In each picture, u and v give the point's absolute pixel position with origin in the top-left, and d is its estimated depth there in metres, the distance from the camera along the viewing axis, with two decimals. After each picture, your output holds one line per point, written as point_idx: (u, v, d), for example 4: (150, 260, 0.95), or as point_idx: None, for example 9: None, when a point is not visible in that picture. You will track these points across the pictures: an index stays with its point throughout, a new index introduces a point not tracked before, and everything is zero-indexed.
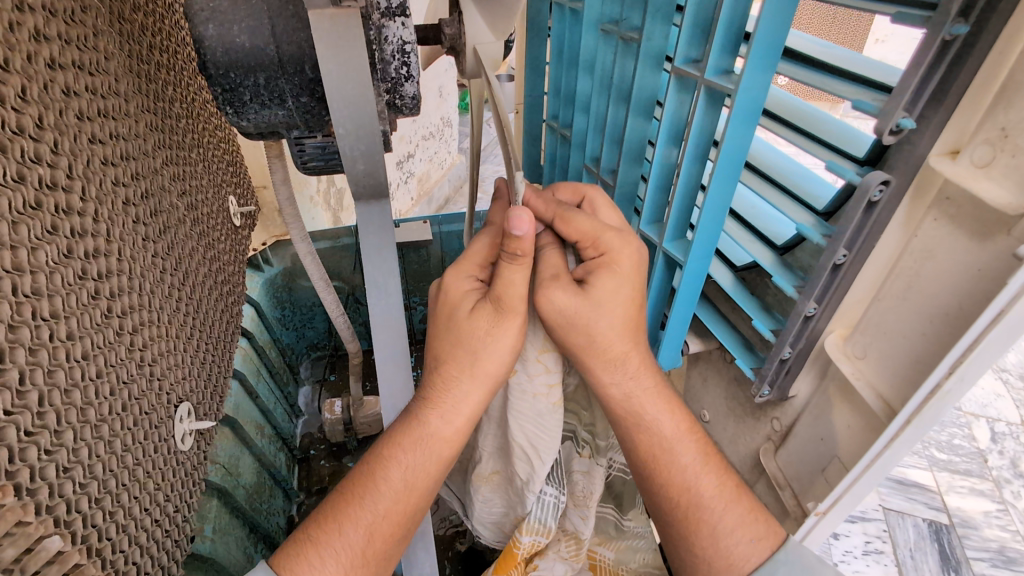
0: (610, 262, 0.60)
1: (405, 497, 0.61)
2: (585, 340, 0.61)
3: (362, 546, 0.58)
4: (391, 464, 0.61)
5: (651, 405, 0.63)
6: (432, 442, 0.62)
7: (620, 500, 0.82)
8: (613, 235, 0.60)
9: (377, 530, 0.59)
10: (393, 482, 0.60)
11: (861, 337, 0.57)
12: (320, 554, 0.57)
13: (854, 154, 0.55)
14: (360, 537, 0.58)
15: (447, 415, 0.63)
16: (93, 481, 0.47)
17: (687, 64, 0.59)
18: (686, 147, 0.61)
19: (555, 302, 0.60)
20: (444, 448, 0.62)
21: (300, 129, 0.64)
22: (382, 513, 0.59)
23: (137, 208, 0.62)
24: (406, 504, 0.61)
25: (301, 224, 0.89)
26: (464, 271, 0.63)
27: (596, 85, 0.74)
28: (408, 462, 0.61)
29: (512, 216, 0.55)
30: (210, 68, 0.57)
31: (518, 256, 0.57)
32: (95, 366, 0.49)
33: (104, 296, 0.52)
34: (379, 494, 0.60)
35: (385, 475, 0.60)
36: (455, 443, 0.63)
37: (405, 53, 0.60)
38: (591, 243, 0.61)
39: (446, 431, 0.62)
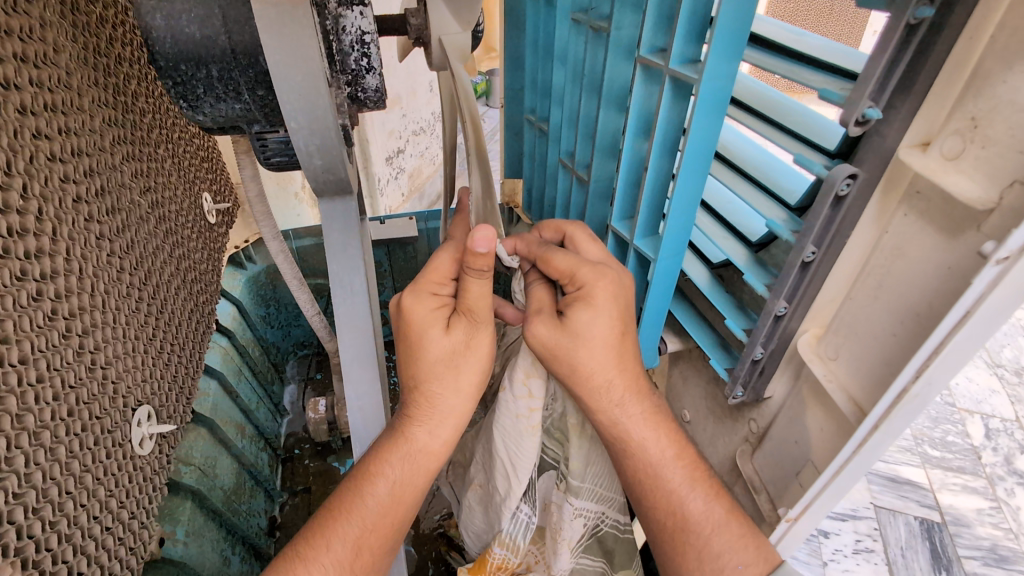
0: (587, 296, 0.58)
1: (391, 511, 0.59)
2: (569, 370, 0.59)
3: (349, 562, 0.57)
4: (379, 478, 0.59)
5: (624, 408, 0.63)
6: (420, 457, 0.60)
7: (612, 556, 0.76)
8: (588, 269, 0.58)
9: (364, 544, 0.58)
10: (378, 496, 0.59)
11: (833, 337, 0.55)
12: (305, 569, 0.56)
13: (824, 147, 0.53)
14: (346, 551, 0.57)
15: (447, 437, 0.62)
16: (31, 490, 0.45)
17: (653, 53, 0.58)
18: (653, 139, 0.59)
19: (537, 335, 0.60)
20: (431, 461, 0.61)
21: (261, 123, 0.62)
22: (369, 527, 0.58)
23: (90, 206, 0.60)
24: (393, 517, 0.59)
25: (272, 222, 0.87)
26: (424, 289, 0.59)
27: (569, 75, 0.72)
28: (395, 476, 0.59)
29: (475, 233, 0.52)
30: (159, 59, 0.55)
31: (480, 271, 0.55)
32: (35, 370, 0.47)
33: (47, 298, 0.50)
34: (366, 508, 0.59)
35: (371, 489, 0.59)
36: (441, 455, 0.62)
37: (364, 44, 0.58)
38: (569, 278, 0.60)
39: (434, 445, 0.61)
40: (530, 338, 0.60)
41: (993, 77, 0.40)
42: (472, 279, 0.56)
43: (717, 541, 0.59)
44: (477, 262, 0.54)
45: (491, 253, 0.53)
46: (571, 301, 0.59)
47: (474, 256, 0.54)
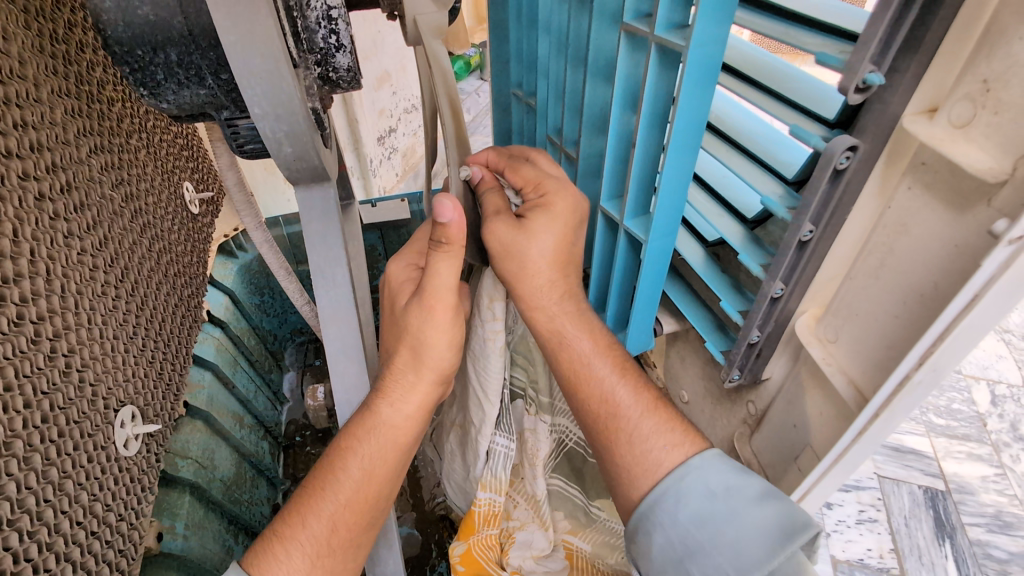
0: (547, 204, 0.64)
1: (365, 485, 0.62)
2: (518, 268, 0.63)
3: (326, 537, 0.59)
4: (351, 455, 0.62)
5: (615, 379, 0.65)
6: (385, 430, 0.63)
7: (583, 480, 0.88)
8: (552, 182, 0.65)
9: (339, 519, 0.60)
10: (351, 470, 0.62)
11: (832, 319, 0.53)
12: (284, 547, 0.58)
13: (823, 116, 0.49)
14: (323, 527, 0.59)
15: (414, 411, 0.65)
16: (4, 501, 0.44)
17: (637, 20, 0.54)
18: (640, 113, 0.56)
19: (496, 234, 0.62)
20: (398, 435, 0.64)
21: (229, 109, 0.59)
22: (343, 503, 0.60)
23: (56, 203, 0.58)
24: (367, 492, 0.62)
25: (254, 211, 0.84)
26: (407, 258, 0.69)
27: (554, 46, 0.68)
28: (363, 451, 0.62)
29: (436, 204, 0.56)
30: (113, 45, 0.51)
31: (446, 245, 0.59)
32: (2, 379, 0.46)
33: (11, 301, 0.48)
34: (340, 485, 0.61)
35: (343, 466, 0.62)
36: (409, 430, 0.65)
37: (331, 20, 0.54)
38: (533, 186, 0.66)
39: (398, 419, 0.64)
40: (489, 236, 0.63)
41: (1008, 34, 0.37)
42: (440, 262, 0.61)
43: None
44: (446, 233, 0.58)
45: (455, 224, 0.58)
46: (532, 206, 0.64)
47: (443, 232, 0.58)
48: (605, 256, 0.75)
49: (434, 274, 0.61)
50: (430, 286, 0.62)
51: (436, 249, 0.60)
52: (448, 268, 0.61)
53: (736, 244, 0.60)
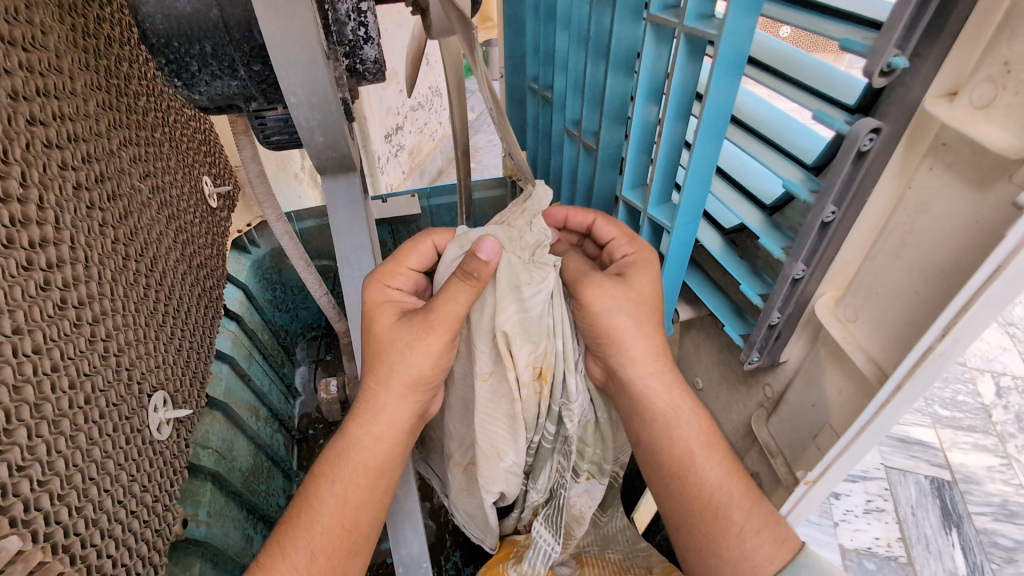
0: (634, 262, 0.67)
1: (340, 510, 0.61)
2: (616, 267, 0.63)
3: (306, 568, 0.59)
4: (324, 482, 0.62)
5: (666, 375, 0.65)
6: (358, 451, 0.62)
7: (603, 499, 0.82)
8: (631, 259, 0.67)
9: (317, 548, 0.60)
10: (325, 501, 0.61)
11: (851, 299, 0.54)
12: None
13: (843, 102, 0.51)
14: (302, 559, 0.59)
15: (385, 431, 0.62)
16: (54, 477, 0.45)
17: (663, 11, 0.55)
18: (667, 103, 0.57)
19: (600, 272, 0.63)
20: (370, 456, 0.62)
21: (258, 100, 0.61)
22: (319, 532, 0.60)
23: (92, 193, 0.59)
24: (342, 517, 0.61)
25: (275, 204, 0.86)
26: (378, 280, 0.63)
27: (574, 40, 0.70)
28: (336, 477, 0.61)
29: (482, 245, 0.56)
30: (151, 37, 0.53)
31: (474, 278, 0.57)
32: (49, 360, 0.47)
33: (55, 287, 0.50)
34: (314, 514, 0.61)
35: (317, 498, 0.61)
36: (382, 450, 0.62)
37: (361, 13, 0.56)
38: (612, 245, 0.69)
39: (369, 441, 0.62)
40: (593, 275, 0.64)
41: None
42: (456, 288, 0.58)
43: (756, 524, 0.61)
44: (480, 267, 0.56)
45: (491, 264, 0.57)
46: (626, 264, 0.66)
47: (473, 265, 0.56)
48: None
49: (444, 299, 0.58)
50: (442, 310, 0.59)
51: (458, 277, 0.58)
52: (460, 292, 0.58)
53: (758, 230, 0.61)
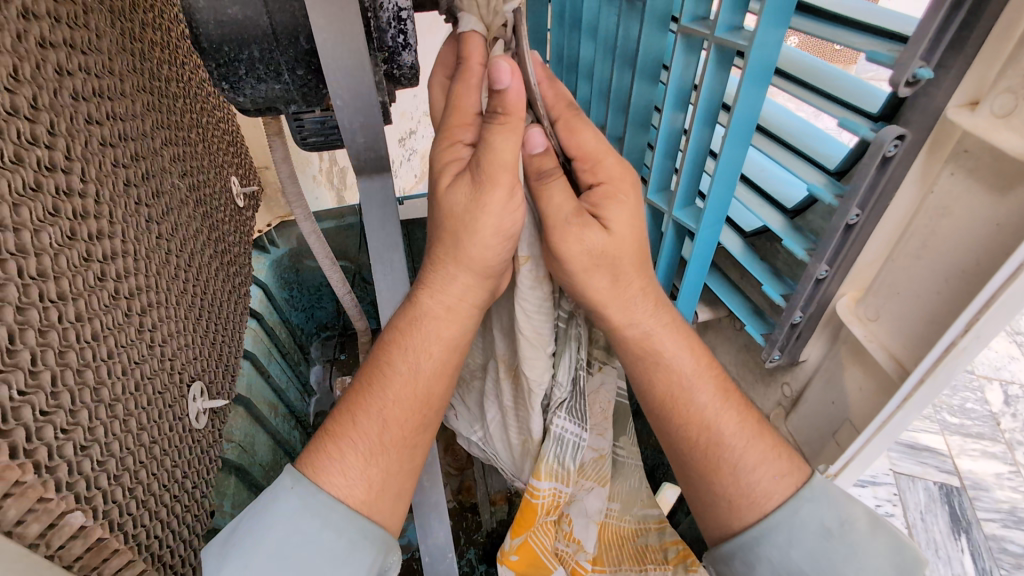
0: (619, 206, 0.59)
1: (411, 380, 0.56)
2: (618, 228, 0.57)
3: (377, 429, 0.54)
4: (395, 349, 0.56)
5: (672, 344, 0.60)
6: (427, 321, 0.56)
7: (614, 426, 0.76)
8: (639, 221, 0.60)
9: (388, 416, 0.54)
10: (397, 368, 0.56)
11: (873, 299, 0.57)
12: (335, 445, 0.53)
13: (866, 110, 0.53)
14: (373, 424, 0.54)
15: (456, 304, 0.57)
16: (110, 458, 0.48)
17: (694, 22, 0.57)
18: (696, 110, 0.59)
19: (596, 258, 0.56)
20: (442, 327, 0.57)
21: (298, 104, 0.63)
22: (392, 400, 0.55)
23: (139, 190, 0.62)
24: (415, 387, 0.56)
25: (304, 203, 0.88)
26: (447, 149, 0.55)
27: (600, 49, 0.72)
28: (407, 343, 0.56)
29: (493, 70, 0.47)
30: (203, 43, 0.55)
31: (503, 118, 0.50)
32: (106, 347, 0.50)
33: (110, 278, 0.52)
34: (387, 385, 0.55)
35: (389, 377, 0.55)
36: (455, 323, 0.57)
37: (401, 20, 0.58)
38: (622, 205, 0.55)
39: (441, 308, 0.56)
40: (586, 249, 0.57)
41: None
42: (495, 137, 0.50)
43: None
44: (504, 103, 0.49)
45: (515, 93, 0.49)
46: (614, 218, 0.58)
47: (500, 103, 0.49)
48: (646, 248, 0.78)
49: (490, 151, 0.50)
50: (488, 164, 0.51)
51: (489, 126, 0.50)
52: (505, 141, 0.50)
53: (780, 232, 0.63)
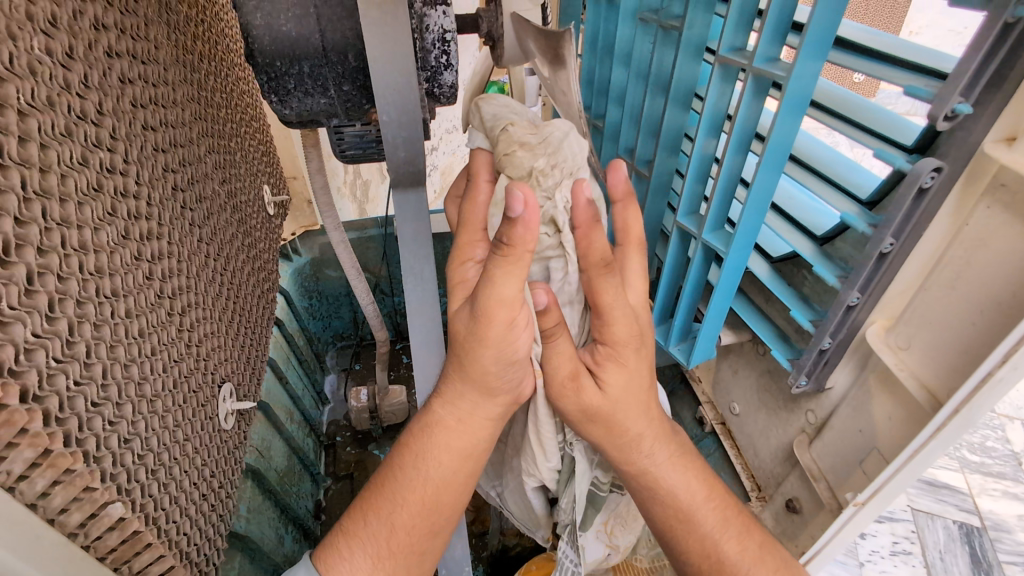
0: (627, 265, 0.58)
1: (425, 487, 0.57)
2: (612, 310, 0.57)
3: (386, 536, 0.57)
4: (409, 459, 0.57)
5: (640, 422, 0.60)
6: (438, 433, 0.57)
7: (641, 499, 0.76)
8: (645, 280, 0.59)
9: (398, 521, 0.57)
10: (410, 476, 0.57)
11: (905, 328, 0.57)
12: (348, 542, 0.57)
13: (901, 142, 0.55)
14: (382, 527, 0.57)
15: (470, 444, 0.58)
16: (151, 452, 0.49)
17: (732, 53, 0.59)
18: (730, 137, 0.60)
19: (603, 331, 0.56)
20: (455, 439, 0.57)
21: (340, 118, 0.66)
22: (400, 505, 0.57)
23: (184, 194, 0.64)
24: (427, 494, 0.57)
25: (335, 213, 0.90)
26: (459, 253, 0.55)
27: (633, 76, 0.74)
28: (420, 449, 0.57)
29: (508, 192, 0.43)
30: (257, 57, 0.58)
31: (508, 249, 0.45)
32: (151, 344, 0.51)
33: (157, 278, 0.54)
34: (398, 483, 0.57)
35: (407, 475, 0.57)
36: (473, 443, 0.58)
37: (445, 42, 0.60)
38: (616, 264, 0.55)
39: (451, 420, 0.57)
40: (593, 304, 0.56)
41: None
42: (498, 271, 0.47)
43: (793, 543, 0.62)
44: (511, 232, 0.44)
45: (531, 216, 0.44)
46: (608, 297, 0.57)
47: (506, 230, 0.44)
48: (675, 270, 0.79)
49: (490, 286, 0.47)
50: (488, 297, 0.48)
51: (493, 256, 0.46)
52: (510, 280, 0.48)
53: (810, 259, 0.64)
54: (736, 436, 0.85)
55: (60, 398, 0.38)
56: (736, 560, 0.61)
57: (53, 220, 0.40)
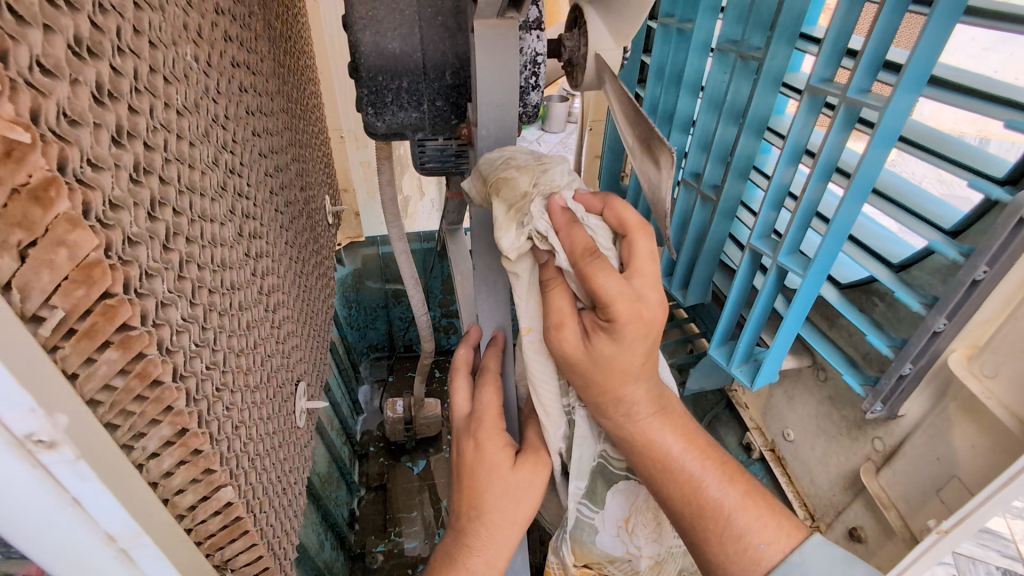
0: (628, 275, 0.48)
1: None
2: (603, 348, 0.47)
3: None
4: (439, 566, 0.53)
5: (664, 427, 0.51)
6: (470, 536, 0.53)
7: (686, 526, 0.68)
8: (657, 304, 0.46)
9: None
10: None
11: (990, 356, 0.58)
12: None
13: (992, 175, 0.56)
14: None
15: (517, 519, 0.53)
16: (251, 442, 0.51)
17: (822, 83, 0.56)
18: (815, 168, 0.58)
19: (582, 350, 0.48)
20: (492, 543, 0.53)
21: (425, 131, 0.68)
22: None
23: (278, 197, 0.68)
24: None
25: (399, 224, 0.93)
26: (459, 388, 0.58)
27: (705, 104, 0.77)
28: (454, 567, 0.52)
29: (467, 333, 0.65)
30: (362, 71, 0.61)
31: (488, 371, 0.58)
32: (254, 337, 0.53)
33: (259, 275, 0.57)
34: None
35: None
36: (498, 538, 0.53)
37: (536, 64, 0.63)
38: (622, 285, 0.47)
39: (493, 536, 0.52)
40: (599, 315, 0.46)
41: None
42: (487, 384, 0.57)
43: None
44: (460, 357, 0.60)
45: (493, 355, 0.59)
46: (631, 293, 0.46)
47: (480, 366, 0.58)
48: (737, 294, 0.76)
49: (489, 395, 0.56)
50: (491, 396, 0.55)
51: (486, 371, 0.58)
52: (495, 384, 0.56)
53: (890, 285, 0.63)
54: (790, 462, 0.85)
55: (196, 381, 0.40)
56: (763, 549, 0.49)
57: (196, 215, 0.43)
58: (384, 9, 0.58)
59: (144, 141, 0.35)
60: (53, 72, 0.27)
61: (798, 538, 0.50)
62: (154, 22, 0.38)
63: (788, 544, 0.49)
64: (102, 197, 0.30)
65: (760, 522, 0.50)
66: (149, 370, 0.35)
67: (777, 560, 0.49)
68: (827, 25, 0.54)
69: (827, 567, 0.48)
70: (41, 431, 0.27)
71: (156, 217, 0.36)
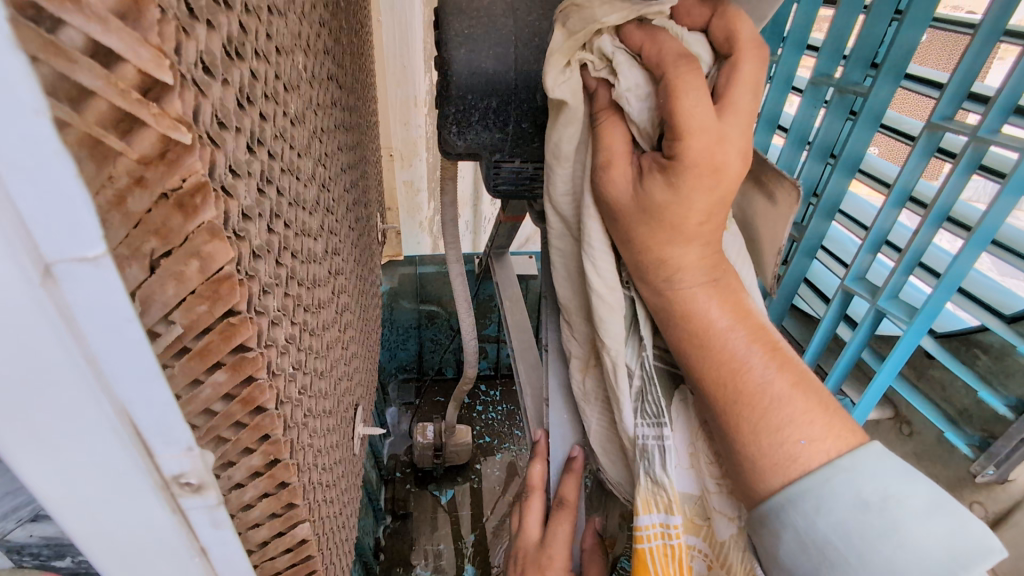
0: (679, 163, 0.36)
1: None
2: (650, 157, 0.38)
3: None
4: None
5: (731, 326, 0.40)
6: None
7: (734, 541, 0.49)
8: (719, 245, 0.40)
9: None
10: None
11: None
12: None
13: None
14: None
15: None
16: (322, 472, 0.47)
17: (945, 121, 0.54)
18: (930, 212, 0.55)
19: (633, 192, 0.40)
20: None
21: (503, 153, 0.66)
22: None
23: (350, 213, 0.66)
24: None
25: (456, 245, 0.91)
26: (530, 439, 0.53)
27: (789, 141, 0.75)
28: None
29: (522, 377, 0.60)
30: (452, 89, 0.59)
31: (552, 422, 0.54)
32: (330, 359, 0.51)
33: (337, 293, 0.54)
34: None
35: None
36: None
37: None
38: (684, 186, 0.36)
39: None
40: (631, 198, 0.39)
41: None
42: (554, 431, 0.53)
43: None
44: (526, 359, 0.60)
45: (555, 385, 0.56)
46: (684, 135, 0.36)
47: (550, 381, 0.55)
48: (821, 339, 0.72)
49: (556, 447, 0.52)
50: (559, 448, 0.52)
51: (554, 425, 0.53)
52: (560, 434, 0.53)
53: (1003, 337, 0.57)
54: None
55: (290, 407, 0.37)
56: (805, 446, 0.36)
57: (297, 229, 0.40)
58: (482, 28, 0.57)
59: (267, 150, 0.33)
60: (210, 70, 0.25)
61: (852, 443, 0.36)
62: (280, 27, 0.37)
63: (846, 440, 0.36)
64: (237, 206, 0.27)
65: (809, 424, 0.36)
66: (255, 396, 0.32)
67: (819, 462, 0.36)
68: (954, 66, 0.53)
69: (882, 476, 0.34)
70: (191, 471, 0.25)
71: (272, 230, 0.34)
